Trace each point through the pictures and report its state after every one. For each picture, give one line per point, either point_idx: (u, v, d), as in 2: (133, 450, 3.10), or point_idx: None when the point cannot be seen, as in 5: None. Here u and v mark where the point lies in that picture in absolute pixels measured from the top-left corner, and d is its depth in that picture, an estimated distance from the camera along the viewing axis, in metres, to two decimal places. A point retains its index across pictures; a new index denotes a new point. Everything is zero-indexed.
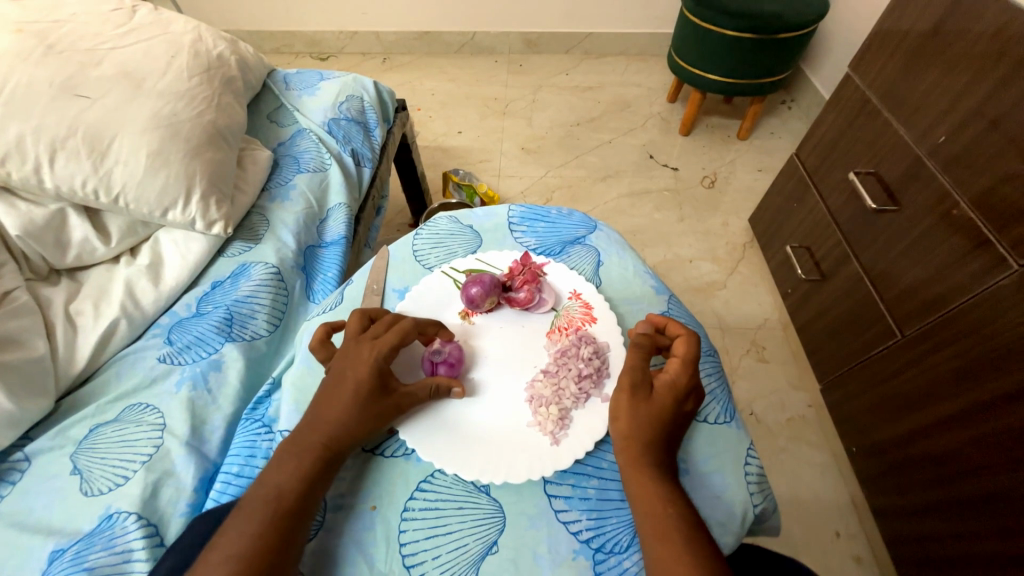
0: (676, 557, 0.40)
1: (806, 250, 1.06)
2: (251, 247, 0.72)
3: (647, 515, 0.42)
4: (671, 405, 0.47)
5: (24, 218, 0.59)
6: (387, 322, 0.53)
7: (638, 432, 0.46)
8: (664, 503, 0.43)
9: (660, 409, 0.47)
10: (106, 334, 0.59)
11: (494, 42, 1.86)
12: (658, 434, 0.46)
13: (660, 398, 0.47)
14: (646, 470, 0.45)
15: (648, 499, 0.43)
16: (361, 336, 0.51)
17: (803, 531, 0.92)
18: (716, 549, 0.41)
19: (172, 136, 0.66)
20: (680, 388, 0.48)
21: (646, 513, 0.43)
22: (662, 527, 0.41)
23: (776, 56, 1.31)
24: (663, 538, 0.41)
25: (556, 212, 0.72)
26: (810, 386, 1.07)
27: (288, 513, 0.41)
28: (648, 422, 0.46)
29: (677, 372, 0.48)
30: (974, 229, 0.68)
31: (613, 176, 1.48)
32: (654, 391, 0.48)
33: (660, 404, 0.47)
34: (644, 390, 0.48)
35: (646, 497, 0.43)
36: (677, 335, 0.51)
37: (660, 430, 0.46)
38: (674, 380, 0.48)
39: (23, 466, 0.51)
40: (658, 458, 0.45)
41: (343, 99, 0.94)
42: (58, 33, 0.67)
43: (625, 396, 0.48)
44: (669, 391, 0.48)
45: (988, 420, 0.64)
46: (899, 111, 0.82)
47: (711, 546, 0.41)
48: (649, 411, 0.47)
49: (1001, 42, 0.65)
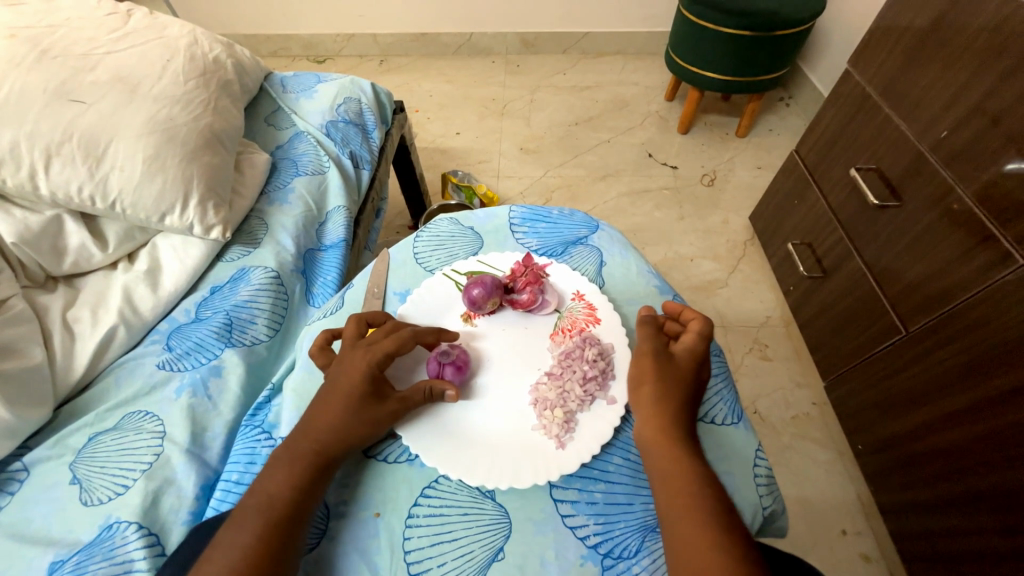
0: (701, 534, 0.39)
1: (808, 247, 1.06)
2: (250, 251, 0.71)
3: (670, 492, 0.42)
4: (691, 370, 0.49)
5: (19, 224, 0.59)
6: (383, 329, 0.53)
7: (661, 403, 0.46)
8: (688, 478, 0.42)
9: (682, 374, 0.48)
10: (104, 342, 0.59)
11: (491, 42, 1.86)
12: (679, 405, 0.47)
13: (682, 362, 0.49)
14: (669, 444, 0.45)
15: (672, 473, 0.43)
16: (357, 343, 0.51)
17: (809, 529, 0.91)
18: (742, 529, 0.40)
19: (168, 141, 0.65)
20: (698, 356, 0.50)
21: (668, 489, 0.42)
22: (685, 505, 0.41)
23: (773, 53, 1.31)
24: (686, 516, 0.40)
25: (557, 212, 0.72)
26: (813, 383, 1.07)
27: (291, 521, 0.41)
28: (669, 391, 0.47)
29: (694, 339, 0.50)
30: (978, 224, 0.68)
31: (612, 175, 1.48)
32: (672, 357, 0.49)
33: (678, 374, 0.48)
34: (665, 356, 0.49)
35: (668, 471, 0.43)
36: (688, 318, 0.53)
37: (681, 400, 0.47)
38: (692, 348, 0.50)
39: (21, 476, 0.51)
40: (681, 432, 0.45)
41: (341, 102, 0.93)
42: (51, 39, 0.66)
43: (645, 364, 0.49)
44: (687, 357, 0.49)
45: (995, 417, 0.64)
46: (899, 106, 0.81)
47: (737, 526, 0.40)
48: (670, 377, 0.48)
49: (1002, 35, 0.65)
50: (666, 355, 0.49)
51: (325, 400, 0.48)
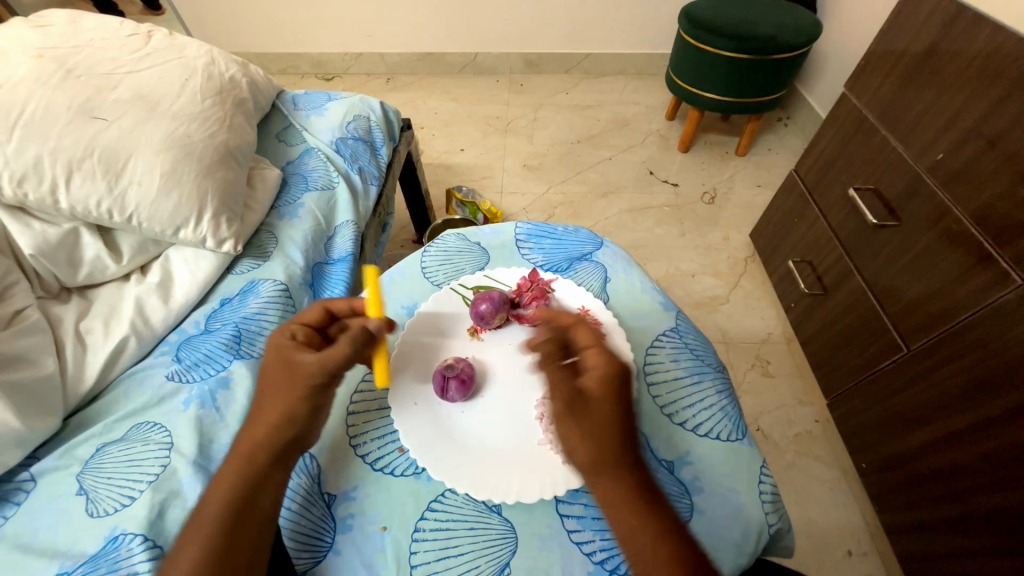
0: None
1: (808, 265, 1.07)
2: (259, 264, 0.72)
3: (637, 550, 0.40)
4: (608, 401, 0.45)
5: (37, 236, 0.60)
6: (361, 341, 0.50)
7: (600, 458, 0.43)
8: (650, 539, 0.40)
9: (601, 412, 0.45)
10: (115, 353, 0.60)
11: (495, 62, 1.90)
12: (620, 451, 0.43)
13: (594, 401, 0.45)
14: (622, 501, 0.42)
15: (632, 538, 0.41)
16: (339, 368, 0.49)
17: (814, 550, 0.90)
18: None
19: (184, 157, 0.67)
20: (608, 379, 0.46)
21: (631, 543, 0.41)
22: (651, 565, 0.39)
23: (772, 76, 1.34)
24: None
25: (562, 229, 0.73)
26: (816, 402, 1.07)
27: None
28: (604, 441, 0.44)
29: (603, 358, 0.47)
30: (976, 244, 0.69)
31: (614, 193, 1.50)
32: (590, 394, 0.46)
33: (602, 418, 0.44)
34: (578, 403, 0.46)
35: (628, 535, 0.41)
36: (572, 326, 0.51)
37: (619, 446, 0.44)
38: (604, 371, 0.46)
39: (29, 486, 0.51)
40: (632, 480, 0.43)
41: (350, 119, 0.95)
42: (76, 59, 0.69)
43: (566, 419, 0.45)
44: (599, 382, 0.46)
45: (998, 436, 0.64)
46: (895, 129, 0.83)
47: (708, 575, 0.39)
48: (592, 422, 0.44)
49: (994, 63, 0.67)
50: (583, 399, 0.46)
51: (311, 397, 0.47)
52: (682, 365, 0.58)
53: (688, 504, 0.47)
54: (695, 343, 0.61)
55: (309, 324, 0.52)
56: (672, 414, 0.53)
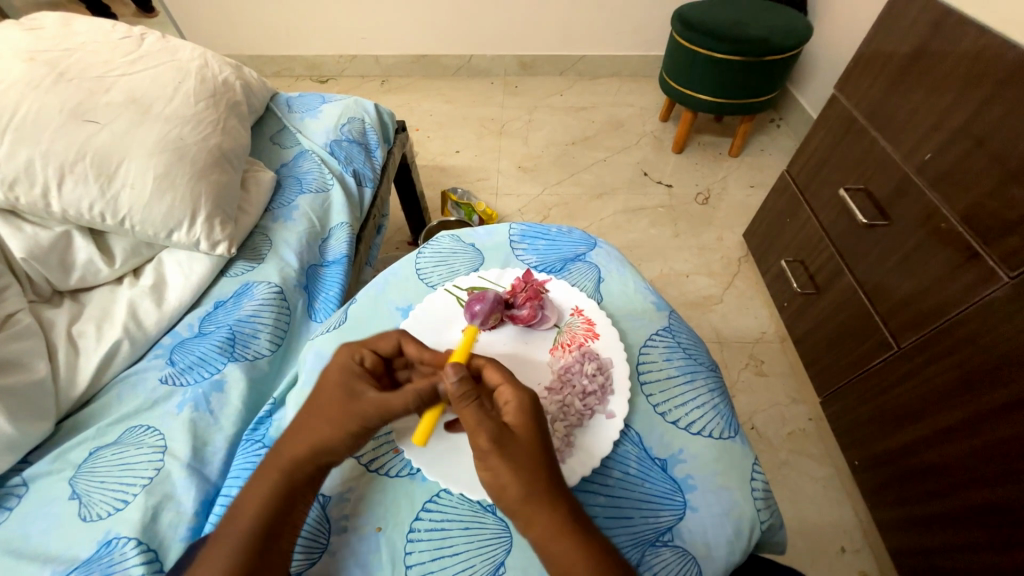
0: None
1: (801, 264, 1.08)
2: (253, 267, 0.72)
3: None
4: (534, 431, 0.43)
5: (29, 240, 0.60)
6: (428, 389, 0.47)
7: (532, 497, 0.40)
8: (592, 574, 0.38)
9: (529, 442, 0.43)
10: (108, 356, 0.59)
11: (489, 64, 1.90)
12: (551, 486, 0.41)
13: (522, 431, 0.43)
14: (561, 537, 0.40)
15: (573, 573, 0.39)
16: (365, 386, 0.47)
17: (807, 547, 0.91)
18: None
19: (178, 160, 0.66)
20: (530, 408, 0.45)
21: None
22: None
23: (764, 77, 1.35)
24: None
25: (556, 230, 0.73)
26: (810, 400, 1.07)
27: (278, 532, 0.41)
28: (536, 476, 0.41)
29: (519, 390, 0.45)
30: (963, 243, 0.70)
31: (608, 194, 1.50)
32: (515, 429, 0.43)
33: (529, 453, 0.42)
34: (506, 435, 0.42)
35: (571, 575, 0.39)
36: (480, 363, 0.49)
37: (549, 480, 0.42)
38: (523, 401, 0.44)
39: (21, 490, 0.51)
40: (567, 512, 0.41)
41: (344, 122, 0.95)
42: (68, 61, 0.68)
43: (494, 458, 0.42)
44: (520, 416, 0.44)
45: (987, 432, 0.65)
46: (884, 130, 0.84)
47: None
48: (522, 454, 0.42)
49: (981, 63, 0.68)
50: (508, 434, 0.43)
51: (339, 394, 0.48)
52: (674, 364, 0.58)
53: (681, 502, 0.48)
54: (687, 342, 0.61)
55: (379, 352, 0.51)
56: (665, 413, 0.54)
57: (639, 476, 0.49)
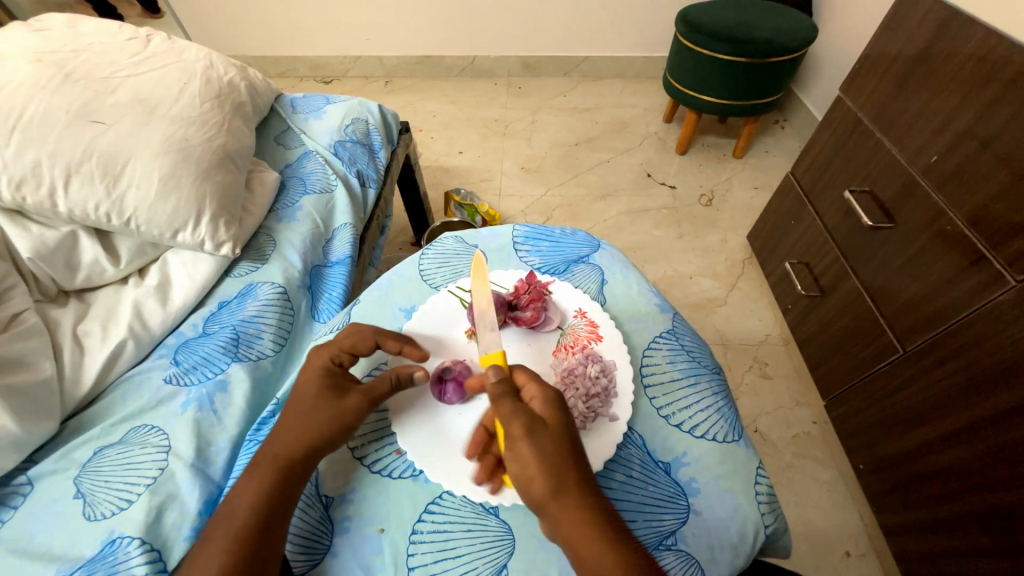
0: None
1: (805, 266, 1.08)
2: (257, 267, 0.72)
3: None
4: (562, 424, 0.44)
5: (35, 240, 0.60)
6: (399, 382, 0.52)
7: (561, 488, 0.40)
8: (620, 571, 0.37)
9: (558, 436, 0.43)
10: (113, 355, 0.60)
11: (493, 65, 1.90)
12: (579, 479, 0.41)
13: (552, 424, 0.43)
14: (590, 534, 0.38)
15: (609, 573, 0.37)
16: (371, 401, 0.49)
17: (812, 551, 0.90)
18: None
19: (183, 160, 0.67)
20: (556, 403, 0.45)
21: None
22: None
23: (769, 79, 1.35)
24: None
25: (559, 231, 0.73)
26: (813, 403, 1.07)
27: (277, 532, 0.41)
28: (564, 467, 0.41)
29: (548, 386, 0.46)
30: (970, 246, 0.69)
31: (612, 195, 1.50)
32: (545, 419, 0.43)
33: (558, 443, 0.42)
34: (536, 425, 0.43)
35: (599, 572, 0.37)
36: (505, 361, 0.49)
37: (577, 474, 0.41)
38: (551, 396, 0.45)
39: (26, 490, 0.51)
40: (597, 506, 0.40)
41: (349, 122, 0.96)
42: (75, 62, 0.69)
43: (523, 445, 0.42)
44: (547, 409, 0.44)
45: (993, 437, 0.65)
46: (889, 132, 0.84)
47: None
48: (552, 446, 0.42)
49: (987, 65, 0.68)
50: (539, 424, 0.43)
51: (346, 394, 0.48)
52: (678, 367, 0.58)
53: (685, 505, 0.48)
54: (691, 345, 0.61)
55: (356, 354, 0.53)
56: (669, 416, 0.53)
57: (642, 479, 0.49)
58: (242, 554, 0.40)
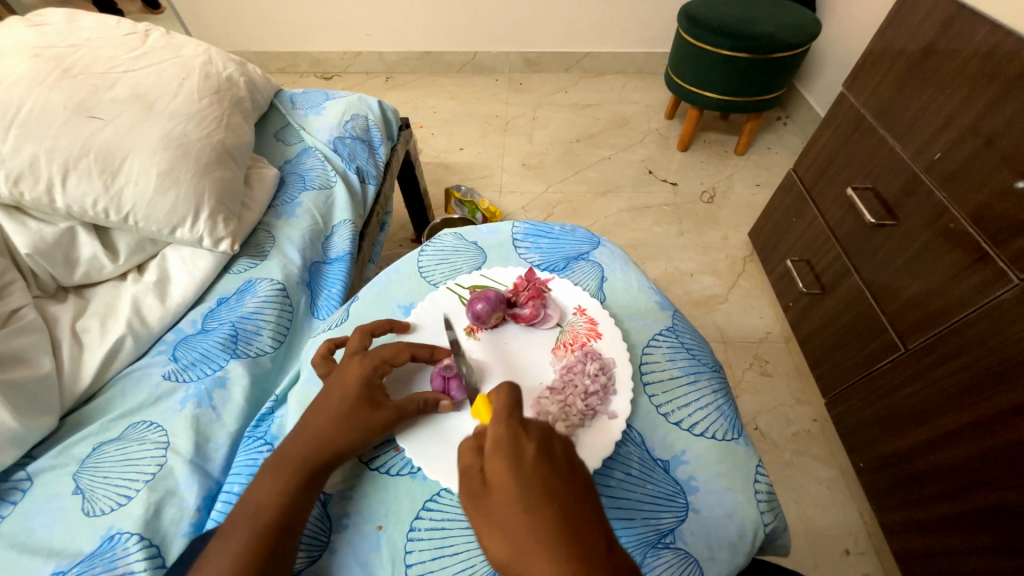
0: None
1: (806, 264, 1.07)
2: (256, 264, 0.72)
3: None
4: (508, 470, 0.38)
5: (34, 236, 0.60)
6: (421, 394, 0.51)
7: (520, 553, 0.34)
8: None
9: (501, 488, 0.37)
10: (112, 351, 0.60)
11: (494, 61, 1.90)
12: (537, 532, 0.34)
13: (496, 474, 0.38)
14: None
15: None
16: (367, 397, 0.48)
17: (811, 549, 0.90)
18: None
19: (182, 156, 0.67)
20: (502, 444, 0.39)
21: None
22: None
23: (772, 75, 1.34)
24: None
25: (559, 228, 0.73)
26: (814, 400, 1.07)
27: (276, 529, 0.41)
28: (513, 525, 0.35)
29: (499, 426, 0.41)
30: (973, 243, 0.69)
31: (613, 191, 1.50)
32: (489, 467, 0.39)
33: (505, 500, 0.37)
34: (482, 484, 0.39)
35: None
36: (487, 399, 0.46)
37: (536, 526, 0.35)
38: (498, 438, 0.40)
39: (25, 485, 0.51)
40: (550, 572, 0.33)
41: (348, 118, 0.95)
42: (73, 57, 0.69)
43: (474, 513, 0.38)
44: (493, 454, 0.39)
45: (994, 435, 0.64)
46: (893, 129, 0.83)
47: None
48: (497, 504, 0.37)
49: (992, 62, 0.67)
50: (484, 484, 0.38)
51: (347, 392, 0.48)
52: (677, 364, 0.58)
53: (683, 503, 0.48)
54: (691, 342, 0.61)
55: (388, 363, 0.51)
56: (668, 413, 0.53)
57: (641, 477, 0.49)
58: (240, 551, 0.40)
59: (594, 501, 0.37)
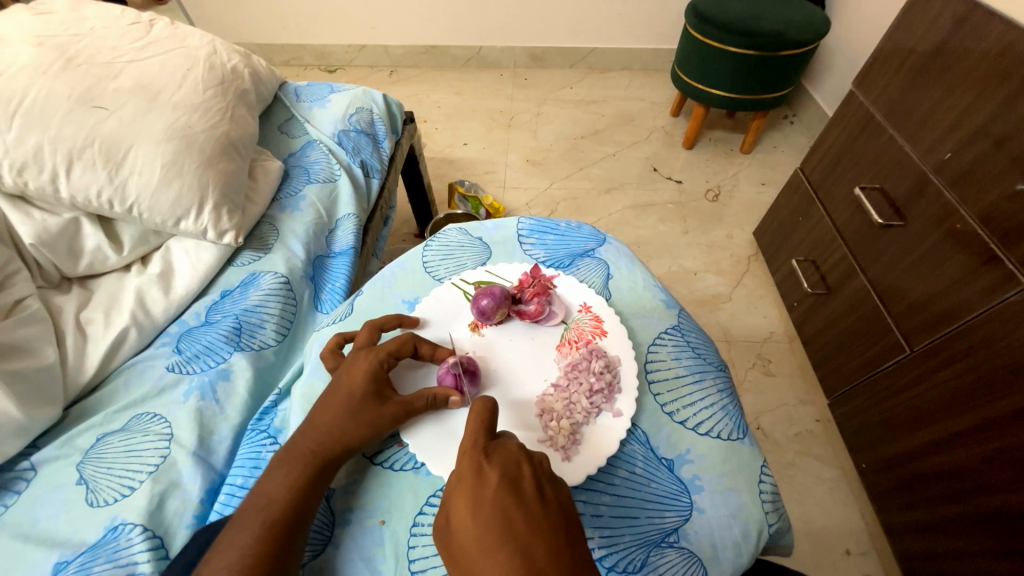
0: None
1: (812, 264, 1.06)
2: (260, 257, 0.72)
3: None
4: (470, 500, 0.37)
5: (38, 226, 0.60)
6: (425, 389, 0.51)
7: None
8: None
9: (462, 519, 0.36)
10: (116, 343, 0.59)
11: (500, 56, 1.89)
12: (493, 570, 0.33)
13: (459, 505, 0.37)
14: None
15: None
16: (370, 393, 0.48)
17: (812, 549, 0.90)
18: None
19: (186, 148, 0.66)
20: (466, 474, 0.39)
21: None
22: None
23: (779, 72, 1.33)
24: None
25: (565, 225, 0.73)
26: (818, 401, 1.06)
27: (281, 522, 0.41)
28: (474, 564, 0.34)
29: (463, 460, 0.40)
30: (982, 246, 0.68)
31: (617, 189, 1.49)
32: (454, 498, 0.38)
33: (467, 539, 0.35)
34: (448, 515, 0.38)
35: None
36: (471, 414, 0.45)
37: (493, 565, 0.33)
38: (460, 473, 0.39)
39: (29, 475, 0.51)
40: None
41: (353, 111, 0.94)
42: (77, 47, 0.68)
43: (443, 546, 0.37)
44: (458, 485, 0.38)
45: (998, 438, 0.64)
46: (903, 129, 0.82)
47: None
48: (458, 536, 0.36)
49: (1005, 61, 0.66)
50: (448, 523, 0.37)
51: (353, 388, 0.48)
52: (683, 363, 0.57)
53: (687, 502, 0.47)
54: (696, 341, 0.61)
55: (394, 357, 0.51)
56: (673, 412, 0.53)
57: (645, 477, 0.49)
58: (243, 543, 0.40)
59: (561, 531, 0.35)
